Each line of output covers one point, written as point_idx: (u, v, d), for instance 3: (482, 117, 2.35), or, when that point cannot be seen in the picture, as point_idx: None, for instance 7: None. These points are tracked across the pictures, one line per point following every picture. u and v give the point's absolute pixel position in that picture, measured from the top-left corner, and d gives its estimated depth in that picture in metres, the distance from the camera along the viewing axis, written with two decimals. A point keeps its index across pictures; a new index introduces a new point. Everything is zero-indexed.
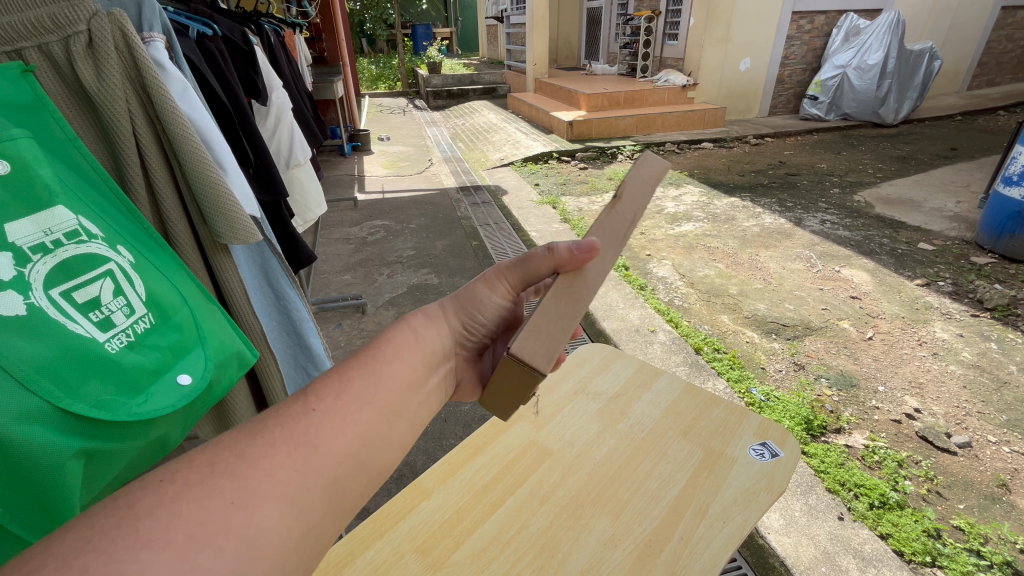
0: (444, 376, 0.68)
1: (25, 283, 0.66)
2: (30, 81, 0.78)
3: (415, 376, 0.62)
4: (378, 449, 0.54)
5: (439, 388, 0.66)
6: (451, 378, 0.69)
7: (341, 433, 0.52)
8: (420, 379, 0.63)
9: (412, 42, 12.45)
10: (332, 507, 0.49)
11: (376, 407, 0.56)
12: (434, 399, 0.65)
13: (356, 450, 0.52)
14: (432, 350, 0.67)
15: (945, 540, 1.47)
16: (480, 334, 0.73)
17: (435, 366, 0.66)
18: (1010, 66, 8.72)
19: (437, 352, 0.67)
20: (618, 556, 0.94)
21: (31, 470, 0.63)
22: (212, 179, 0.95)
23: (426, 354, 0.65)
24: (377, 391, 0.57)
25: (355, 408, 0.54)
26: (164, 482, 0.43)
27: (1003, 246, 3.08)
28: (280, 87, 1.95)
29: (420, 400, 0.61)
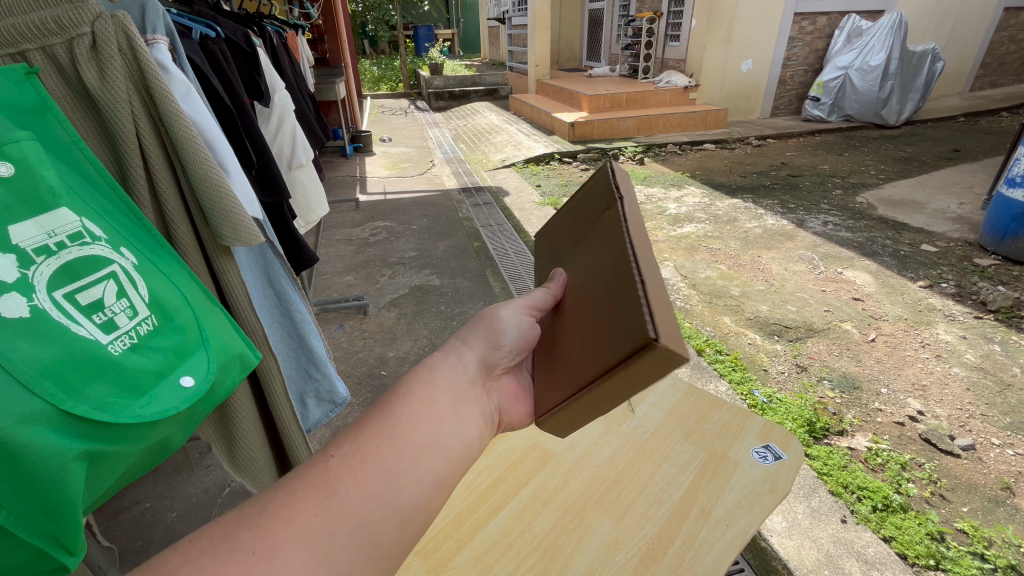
0: (480, 401, 0.69)
1: (28, 285, 0.66)
2: (35, 83, 0.78)
3: (437, 406, 0.63)
4: (405, 486, 0.55)
5: (475, 410, 0.67)
6: (487, 399, 0.70)
7: (358, 476, 0.55)
8: (447, 409, 0.64)
9: (415, 44, 12.52)
10: (359, 549, 0.51)
11: (395, 443, 0.58)
12: (473, 423, 0.65)
13: (376, 488, 0.54)
14: (459, 377, 0.69)
15: (949, 543, 1.46)
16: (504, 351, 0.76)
17: (464, 392, 0.67)
18: (1013, 67, 8.70)
19: (464, 379, 0.69)
20: (620, 559, 0.93)
21: (33, 475, 0.62)
22: (215, 181, 0.95)
23: (453, 382, 0.68)
24: (396, 425, 0.59)
25: (374, 448, 0.57)
26: (189, 542, 0.49)
27: (1006, 248, 3.07)
28: (282, 89, 1.95)
29: (449, 429, 0.62)
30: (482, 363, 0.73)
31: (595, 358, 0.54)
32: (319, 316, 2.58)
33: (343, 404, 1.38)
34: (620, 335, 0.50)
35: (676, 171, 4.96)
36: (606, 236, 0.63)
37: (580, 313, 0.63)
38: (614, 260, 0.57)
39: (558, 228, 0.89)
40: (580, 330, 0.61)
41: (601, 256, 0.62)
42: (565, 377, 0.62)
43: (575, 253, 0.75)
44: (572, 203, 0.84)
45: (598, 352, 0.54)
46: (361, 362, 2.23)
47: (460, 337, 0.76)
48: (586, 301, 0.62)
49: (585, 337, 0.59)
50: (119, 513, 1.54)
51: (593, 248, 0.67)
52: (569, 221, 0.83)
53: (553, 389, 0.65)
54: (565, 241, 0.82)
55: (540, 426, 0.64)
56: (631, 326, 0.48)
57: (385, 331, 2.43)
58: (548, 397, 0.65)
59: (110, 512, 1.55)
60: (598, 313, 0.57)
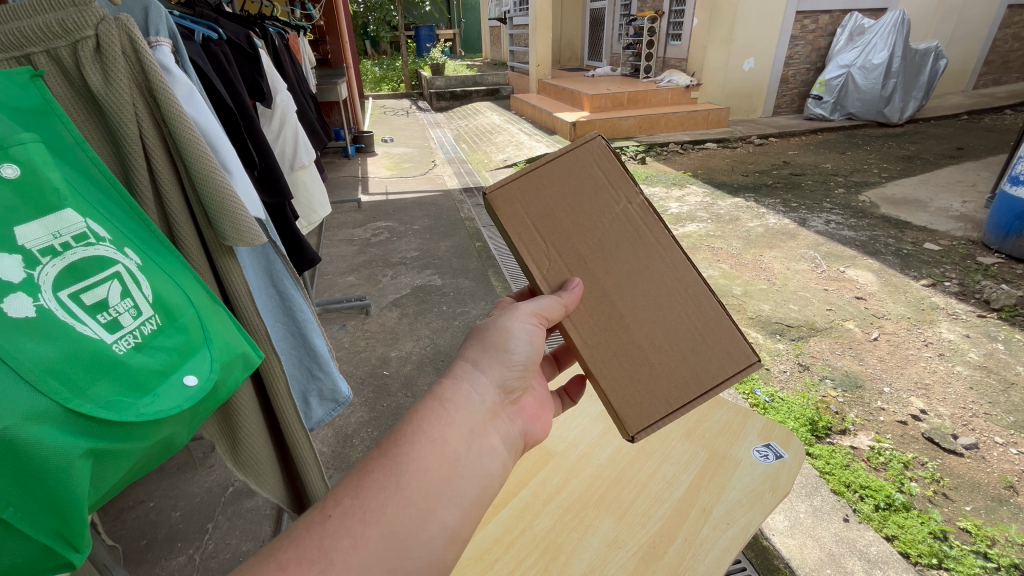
0: (498, 429, 0.74)
1: (34, 285, 0.67)
2: (40, 86, 0.78)
3: (447, 453, 0.67)
4: (411, 547, 0.60)
5: (495, 439, 0.73)
6: (507, 425, 0.76)
7: (358, 542, 0.58)
8: (458, 453, 0.68)
9: (416, 44, 12.54)
10: None
11: (399, 503, 0.61)
12: (491, 460, 0.71)
13: (378, 552, 0.58)
14: (475, 410, 0.72)
15: (951, 542, 1.46)
16: (516, 367, 0.77)
17: (477, 428, 0.71)
18: (1016, 65, 8.69)
19: (481, 411, 0.72)
20: (620, 558, 0.94)
21: (39, 473, 0.63)
22: (219, 181, 0.96)
23: (467, 416, 0.71)
24: (402, 480, 0.63)
25: (377, 509, 0.60)
26: None
27: (1009, 246, 3.05)
28: (284, 91, 1.97)
29: (460, 473, 0.67)
30: (498, 387, 0.76)
31: (695, 373, 0.85)
32: (321, 317, 2.59)
33: (344, 403, 1.39)
34: (723, 359, 0.86)
35: (678, 170, 4.96)
36: (667, 268, 0.87)
37: (650, 330, 0.85)
38: (689, 294, 0.87)
39: (544, 205, 0.84)
40: (654, 346, 0.85)
41: (669, 285, 0.86)
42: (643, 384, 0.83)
43: (600, 255, 0.84)
44: (575, 196, 0.85)
45: (698, 367, 0.85)
46: (363, 361, 2.24)
47: (470, 359, 0.76)
48: (658, 324, 0.85)
49: (668, 353, 0.85)
50: (122, 513, 1.55)
51: (646, 268, 0.86)
52: (565, 207, 0.84)
53: (632, 399, 0.82)
54: (569, 231, 0.84)
55: (637, 439, 0.81)
56: (735, 354, 0.87)
57: (387, 331, 2.44)
58: (633, 408, 0.82)
59: (114, 510, 1.56)
60: (683, 336, 0.86)
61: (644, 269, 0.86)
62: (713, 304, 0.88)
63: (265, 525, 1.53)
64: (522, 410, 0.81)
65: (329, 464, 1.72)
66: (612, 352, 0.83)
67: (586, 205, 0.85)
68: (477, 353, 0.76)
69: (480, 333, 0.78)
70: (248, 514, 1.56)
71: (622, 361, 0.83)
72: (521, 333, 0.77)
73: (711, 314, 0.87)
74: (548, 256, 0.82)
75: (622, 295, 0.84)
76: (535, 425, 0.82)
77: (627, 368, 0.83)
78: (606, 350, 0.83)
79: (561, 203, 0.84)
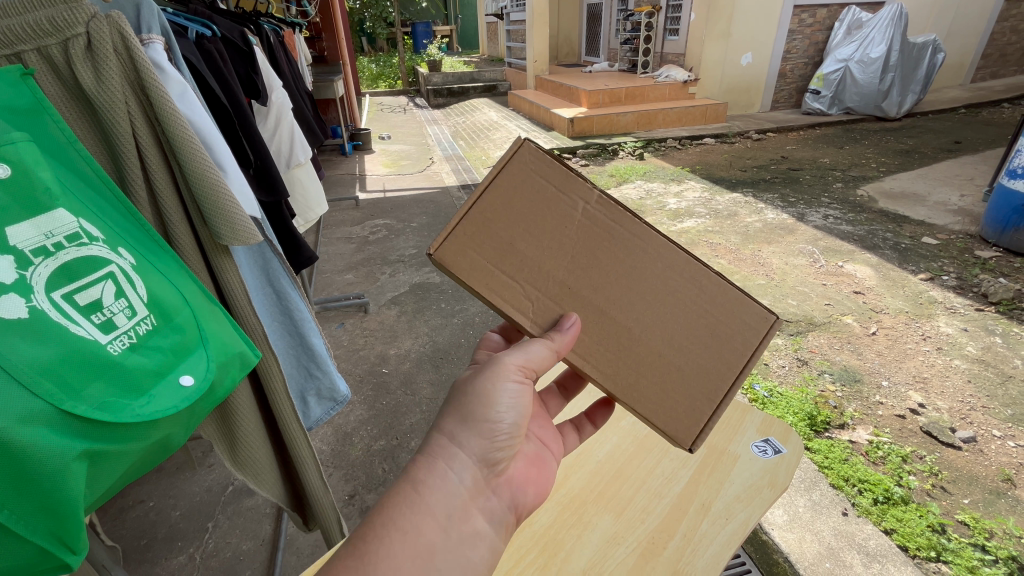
0: (482, 509, 0.75)
1: (27, 286, 0.66)
2: (30, 84, 0.77)
3: (422, 545, 0.67)
4: None
5: (478, 519, 0.74)
6: (492, 501, 0.77)
7: None
8: (434, 545, 0.68)
9: (412, 40, 12.50)
10: None
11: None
12: (473, 545, 0.72)
13: None
14: (454, 491, 0.73)
15: (950, 535, 1.46)
16: (502, 429, 0.78)
17: (457, 512, 0.72)
18: (1016, 58, 8.64)
19: (459, 493, 0.73)
20: (621, 554, 0.94)
21: (32, 475, 0.63)
22: (214, 180, 0.95)
23: (444, 500, 0.71)
24: None
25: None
26: None
27: (1007, 240, 3.06)
28: (279, 88, 1.94)
29: (439, 566, 0.68)
30: (480, 461, 0.76)
31: (722, 357, 0.84)
32: (319, 315, 2.58)
33: (343, 402, 1.39)
34: (735, 335, 0.85)
35: (676, 165, 4.96)
36: (656, 258, 0.84)
37: (664, 331, 0.83)
38: (682, 276, 0.85)
39: (502, 241, 0.80)
40: (671, 345, 0.83)
41: (664, 274, 0.84)
42: (675, 387, 0.82)
43: (582, 273, 0.81)
44: (529, 220, 0.81)
45: (721, 351, 0.84)
46: (362, 360, 2.24)
47: (447, 433, 0.76)
48: (670, 322, 0.83)
49: (688, 347, 0.84)
50: (122, 512, 1.55)
51: (632, 265, 0.83)
52: (523, 235, 0.80)
53: (673, 411, 0.82)
54: (538, 259, 0.80)
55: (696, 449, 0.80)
56: (741, 329, 0.85)
57: (386, 329, 2.44)
58: (679, 420, 0.81)
59: (114, 510, 1.56)
60: (698, 323, 0.84)
61: (631, 268, 0.83)
62: (710, 278, 0.86)
63: (265, 524, 1.53)
64: (511, 481, 0.81)
65: (329, 463, 1.72)
66: (635, 370, 0.82)
67: (542, 227, 0.81)
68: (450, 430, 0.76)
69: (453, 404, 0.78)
70: (247, 513, 1.56)
71: (648, 377, 0.82)
72: (506, 392, 0.78)
73: (716, 289, 0.86)
74: (527, 296, 0.79)
75: (620, 306, 0.82)
76: (526, 491, 0.81)
77: (655, 380, 0.82)
78: (626, 372, 0.81)
79: (516, 235, 0.80)
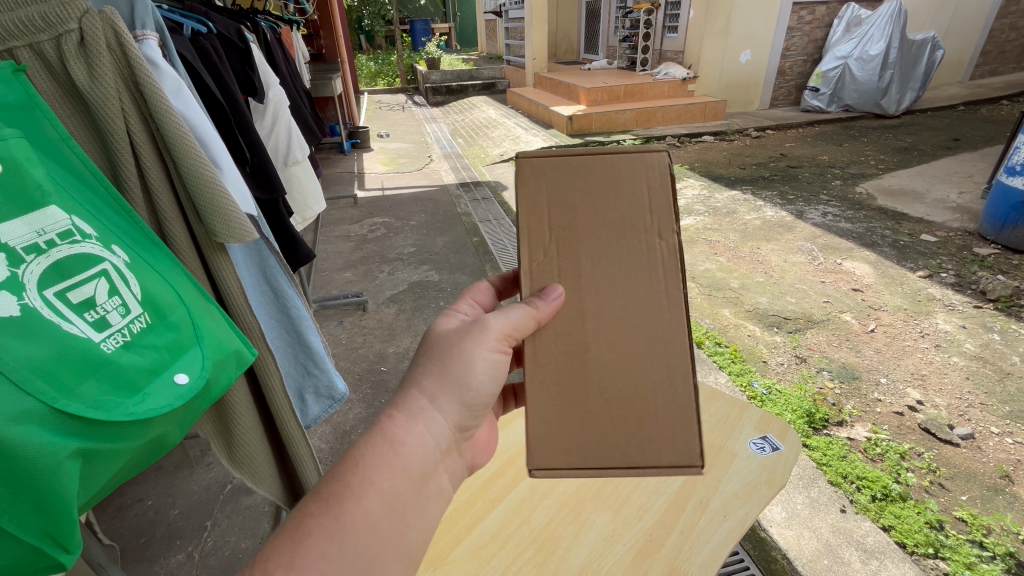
0: (449, 470, 0.73)
1: (18, 284, 0.65)
2: (22, 80, 0.76)
3: (395, 503, 0.65)
4: None
5: (446, 480, 0.72)
6: (458, 461, 0.75)
7: None
8: (407, 503, 0.66)
9: (410, 38, 12.46)
10: None
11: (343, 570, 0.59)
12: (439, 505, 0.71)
13: None
14: (431, 453, 0.69)
15: (946, 532, 1.47)
16: (477, 396, 0.74)
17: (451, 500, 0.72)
18: (1015, 54, 8.63)
19: (436, 453, 0.70)
20: (618, 551, 0.94)
21: (26, 473, 0.62)
22: (207, 178, 0.95)
23: (420, 462, 0.68)
24: (343, 541, 0.60)
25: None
26: None
27: (1006, 237, 3.06)
28: (276, 85, 1.94)
29: (409, 526, 0.66)
30: (454, 427, 0.73)
31: (629, 443, 0.78)
32: (317, 314, 2.58)
33: (341, 400, 1.39)
34: (668, 441, 0.78)
35: (675, 163, 4.95)
36: (661, 321, 0.79)
37: (608, 379, 0.79)
38: (669, 365, 0.79)
39: (569, 196, 0.80)
40: (603, 400, 0.79)
41: (652, 347, 0.79)
42: (575, 435, 0.78)
43: (598, 274, 0.79)
44: (599, 201, 0.80)
45: (631, 438, 0.78)
46: (361, 358, 2.23)
47: (425, 392, 0.71)
48: (616, 377, 0.79)
49: (611, 412, 0.79)
50: (121, 511, 1.55)
51: (637, 306, 0.79)
52: (585, 207, 0.79)
53: (549, 438, 0.78)
54: (579, 235, 0.79)
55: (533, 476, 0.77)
56: (682, 447, 0.78)
57: (384, 327, 2.44)
58: (546, 447, 0.78)
59: (112, 509, 1.56)
60: (634, 404, 0.79)
61: (625, 309, 0.79)
62: (686, 387, 0.78)
63: (264, 522, 1.53)
64: (472, 444, 0.80)
65: (327, 460, 1.72)
66: (560, 381, 0.79)
67: (609, 212, 0.79)
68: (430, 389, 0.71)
69: (432, 365, 0.73)
70: (246, 511, 1.56)
71: (559, 396, 0.79)
72: (485, 360, 0.73)
73: (678, 396, 0.78)
74: (546, 245, 0.79)
75: (600, 323, 0.79)
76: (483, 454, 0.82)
77: (563, 405, 0.79)
78: (558, 376, 0.79)
79: (586, 199, 0.80)
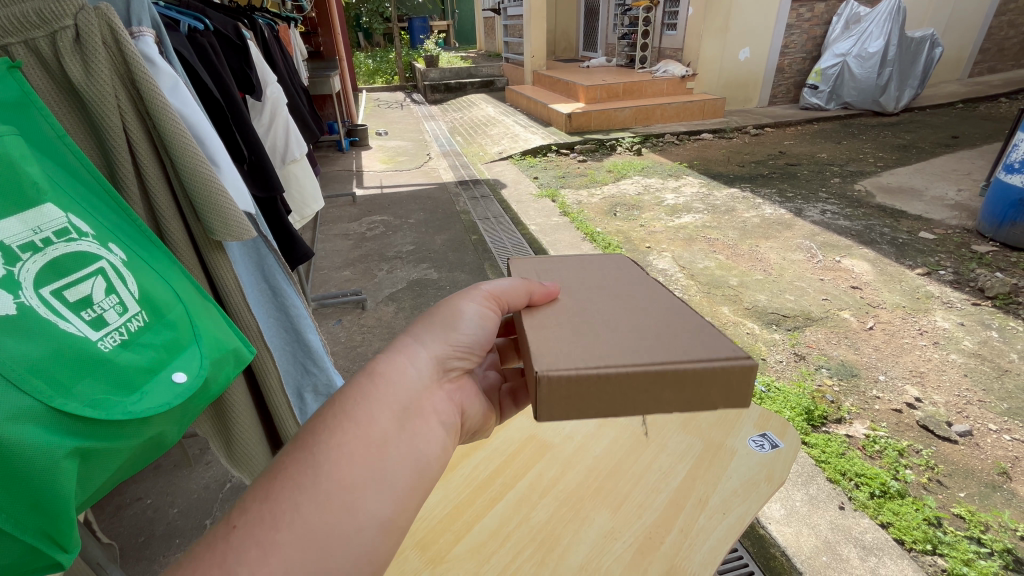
0: (437, 407, 0.69)
1: (14, 282, 0.65)
2: (17, 76, 0.76)
3: (375, 435, 0.62)
4: (333, 543, 0.56)
5: (432, 421, 0.68)
6: (445, 404, 0.71)
7: (268, 552, 0.53)
8: (388, 434, 0.63)
9: (408, 36, 12.39)
10: None
11: (317, 498, 0.57)
12: (428, 438, 0.66)
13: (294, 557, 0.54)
14: (412, 384, 0.68)
15: (945, 528, 1.47)
16: (463, 344, 0.75)
17: None
18: (1013, 51, 8.61)
19: (415, 388, 0.68)
20: (618, 549, 0.94)
21: (22, 471, 0.62)
22: (204, 175, 0.94)
23: (402, 391, 0.67)
24: (318, 472, 0.58)
25: (290, 509, 0.56)
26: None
27: (1004, 234, 3.06)
28: (274, 83, 1.93)
29: (391, 458, 0.62)
30: (437, 363, 0.72)
31: (654, 351, 0.69)
32: (316, 312, 2.58)
33: None
34: (699, 346, 0.69)
35: (674, 161, 4.95)
36: (651, 294, 0.84)
37: (611, 318, 0.77)
38: (666, 306, 0.80)
39: (548, 261, 0.97)
40: (611, 330, 0.74)
41: (651, 308, 0.80)
42: (586, 351, 0.69)
43: (587, 286, 0.87)
44: (575, 262, 0.97)
45: (656, 347, 0.70)
46: (360, 356, 2.23)
47: (412, 334, 0.73)
48: (620, 317, 0.77)
49: (623, 334, 0.73)
50: (121, 509, 1.55)
51: (626, 292, 0.85)
52: (565, 265, 0.95)
53: (556, 353, 0.69)
54: (564, 275, 0.91)
55: (542, 376, 0.63)
56: (712, 348, 0.69)
57: (383, 325, 2.44)
58: (555, 358, 0.68)
59: (112, 508, 1.55)
60: (645, 327, 0.74)
61: (619, 295, 0.83)
62: (690, 315, 0.78)
63: None
64: (466, 391, 0.75)
65: None
66: (561, 322, 0.76)
67: (588, 266, 0.95)
68: (417, 331, 0.74)
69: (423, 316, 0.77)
70: None
71: (562, 331, 0.74)
72: (471, 311, 0.76)
73: (688, 322, 0.76)
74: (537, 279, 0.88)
75: (593, 299, 0.82)
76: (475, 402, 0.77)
77: (568, 334, 0.73)
78: (556, 321, 0.76)
79: (566, 263, 0.96)
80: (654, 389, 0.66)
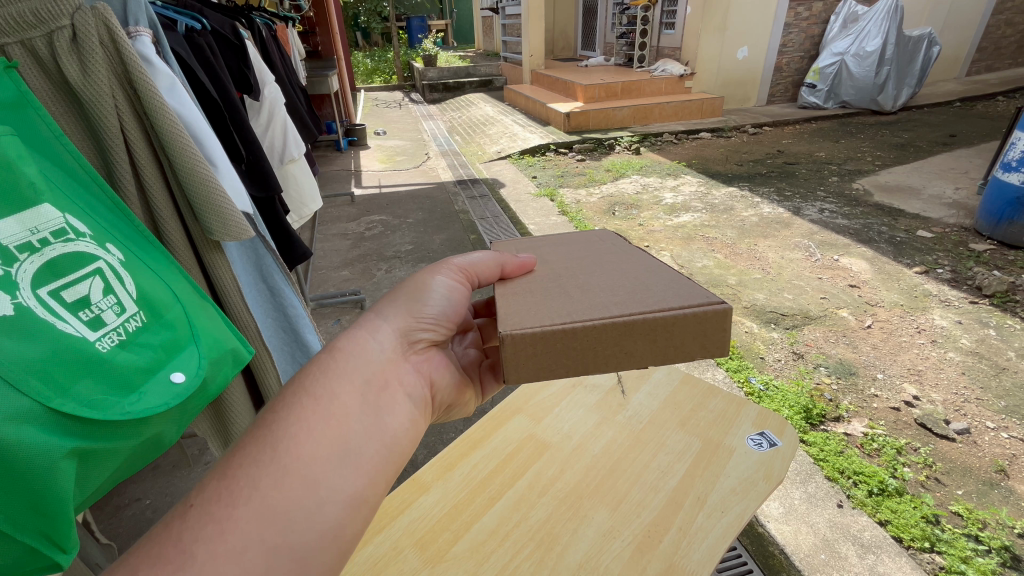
0: (402, 379, 0.70)
1: (12, 283, 0.65)
2: (13, 76, 0.75)
3: (336, 408, 0.62)
4: (294, 518, 0.54)
5: (398, 392, 0.68)
6: (412, 376, 0.71)
7: (226, 529, 0.52)
8: (351, 408, 0.63)
9: (406, 36, 12.38)
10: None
11: (277, 473, 0.56)
12: (391, 408, 0.66)
13: (253, 534, 0.52)
14: (374, 357, 0.69)
15: (943, 526, 1.48)
16: (429, 318, 0.76)
17: None
18: (1011, 50, 8.60)
19: (378, 360, 0.69)
20: (616, 547, 0.94)
21: (22, 470, 0.62)
22: (202, 176, 0.94)
23: (362, 364, 0.67)
24: (278, 448, 0.57)
25: (249, 486, 0.54)
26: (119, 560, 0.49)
27: (1002, 232, 3.07)
28: (271, 83, 1.92)
29: (353, 431, 0.62)
30: (402, 336, 0.73)
31: (629, 302, 0.71)
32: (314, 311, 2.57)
33: None
34: (678, 297, 0.71)
35: (673, 160, 4.95)
36: (633, 260, 0.86)
37: (587, 282, 0.79)
38: (647, 268, 0.82)
39: (530, 243, 1.00)
40: (586, 291, 0.76)
41: (625, 271, 0.82)
42: (559, 310, 0.71)
43: (571, 260, 0.89)
44: (558, 241, 0.99)
45: (633, 299, 0.72)
46: None
47: (376, 311, 0.75)
48: (597, 280, 0.79)
49: (598, 293, 0.75)
50: (118, 510, 1.55)
51: (608, 261, 0.87)
52: (547, 245, 0.98)
53: (526, 312, 0.71)
54: (545, 253, 0.93)
55: (506, 333, 0.66)
56: (688, 297, 0.71)
57: None
58: (522, 316, 0.70)
59: (110, 509, 1.56)
60: (622, 286, 0.76)
61: (602, 263, 0.85)
62: (670, 273, 0.80)
63: None
64: (434, 363, 0.75)
65: None
66: (534, 290, 0.78)
67: (572, 243, 0.98)
68: (380, 308, 0.76)
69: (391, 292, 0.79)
70: None
71: (533, 296, 0.76)
72: (439, 285, 0.79)
73: (669, 279, 0.78)
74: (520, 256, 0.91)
75: (574, 270, 0.84)
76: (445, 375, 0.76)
77: (539, 299, 0.75)
78: (529, 290, 0.79)
79: (550, 243, 0.99)
80: (626, 338, 0.68)
